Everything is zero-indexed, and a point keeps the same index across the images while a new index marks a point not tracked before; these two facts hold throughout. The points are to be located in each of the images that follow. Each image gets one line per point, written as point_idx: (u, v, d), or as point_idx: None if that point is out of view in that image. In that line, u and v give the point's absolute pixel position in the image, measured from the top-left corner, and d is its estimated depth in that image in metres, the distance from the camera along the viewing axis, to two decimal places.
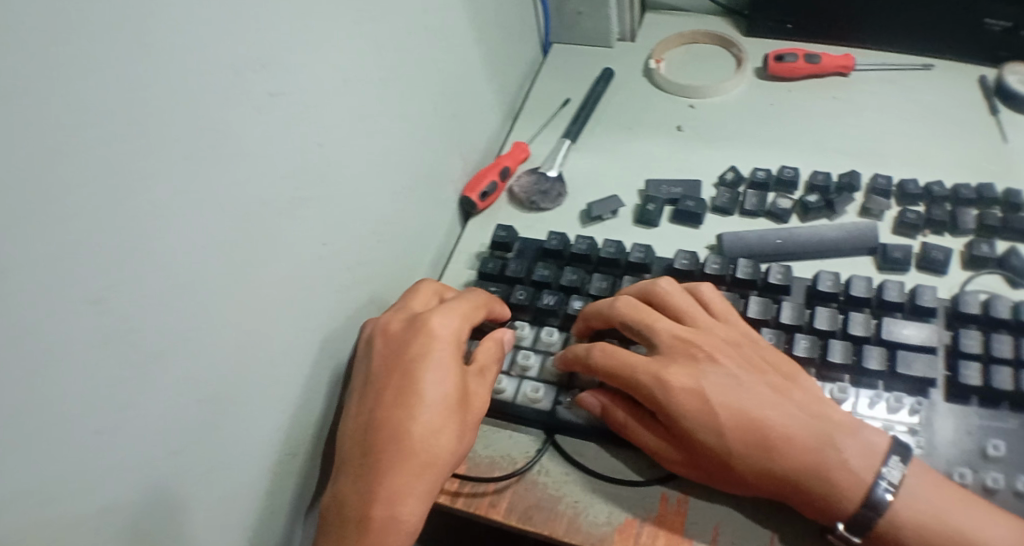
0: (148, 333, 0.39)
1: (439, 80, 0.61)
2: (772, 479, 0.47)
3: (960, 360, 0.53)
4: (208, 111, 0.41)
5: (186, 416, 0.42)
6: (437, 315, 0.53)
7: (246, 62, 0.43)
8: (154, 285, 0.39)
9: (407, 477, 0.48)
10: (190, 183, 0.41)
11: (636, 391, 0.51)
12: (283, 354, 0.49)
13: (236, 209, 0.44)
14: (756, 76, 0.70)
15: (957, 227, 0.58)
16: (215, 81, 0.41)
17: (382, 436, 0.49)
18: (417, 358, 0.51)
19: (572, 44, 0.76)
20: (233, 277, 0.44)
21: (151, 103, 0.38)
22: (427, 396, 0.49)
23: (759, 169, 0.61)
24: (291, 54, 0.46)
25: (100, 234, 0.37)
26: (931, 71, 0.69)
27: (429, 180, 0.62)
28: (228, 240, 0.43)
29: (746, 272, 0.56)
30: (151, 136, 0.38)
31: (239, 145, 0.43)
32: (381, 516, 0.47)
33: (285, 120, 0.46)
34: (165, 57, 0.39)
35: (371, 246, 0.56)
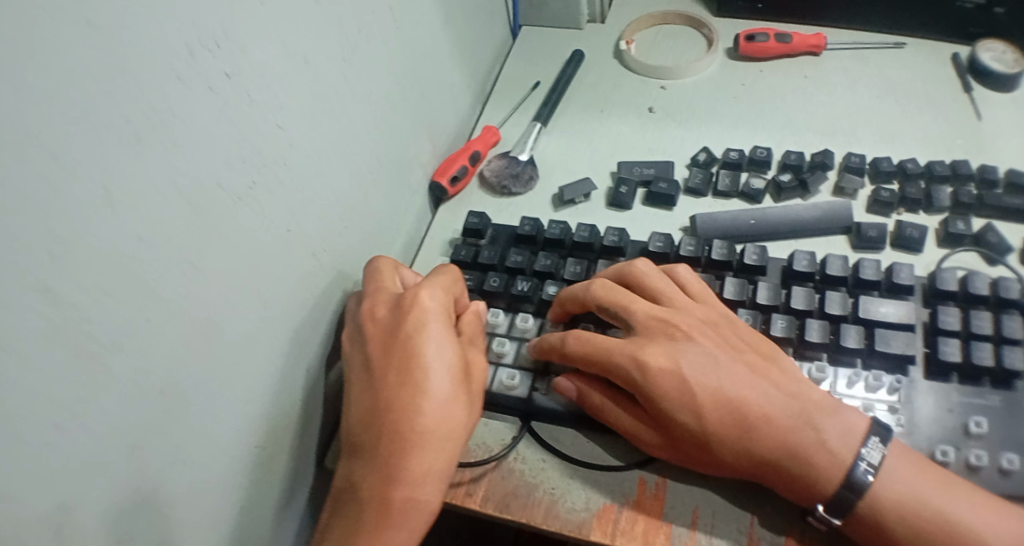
0: (100, 323, 0.37)
1: (405, 62, 0.59)
2: (753, 461, 0.46)
3: (939, 337, 0.52)
4: (158, 89, 0.39)
5: (147, 413, 0.41)
6: (421, 289, 0.51)
7: (199, 39, 0.41)
8: (104, 272, 0.37)
9: (426, 454, 0.46)
10: (144, 166, 0.39)
11: (613, 374, 0.50)
12: (247, 344, 0.47)
13: (192, 192, 0.42)
14: (728, 56, 0.69)
15: (932, 205, 0.58)
16: (166, 58, 0.39)
17: (393, 415, 0.47)
18: (410, 333, 0.48)
19: (541, 26, 0.75)
20: (191, 264, 0.42)
21: (99, 82, 0.36)
22: (428, 372, 0.47)
23: (732, 150, 0.60)
24: (247, 32, 0.44)
25: (45, 218, 0.35)
26: (902, 49, 0.69)
27: (397, 166, 0.60)
28: (186, 226, 0.42)
29: (721, 253, 0.55)
30: (100, 117, 0.36)
31: (195, 127, 0.41)
32: (403, 497, 0.46)
33: (242, 100, 0.44)
34: (111, 31, 0.36)
35: (337, 232, 0.54)
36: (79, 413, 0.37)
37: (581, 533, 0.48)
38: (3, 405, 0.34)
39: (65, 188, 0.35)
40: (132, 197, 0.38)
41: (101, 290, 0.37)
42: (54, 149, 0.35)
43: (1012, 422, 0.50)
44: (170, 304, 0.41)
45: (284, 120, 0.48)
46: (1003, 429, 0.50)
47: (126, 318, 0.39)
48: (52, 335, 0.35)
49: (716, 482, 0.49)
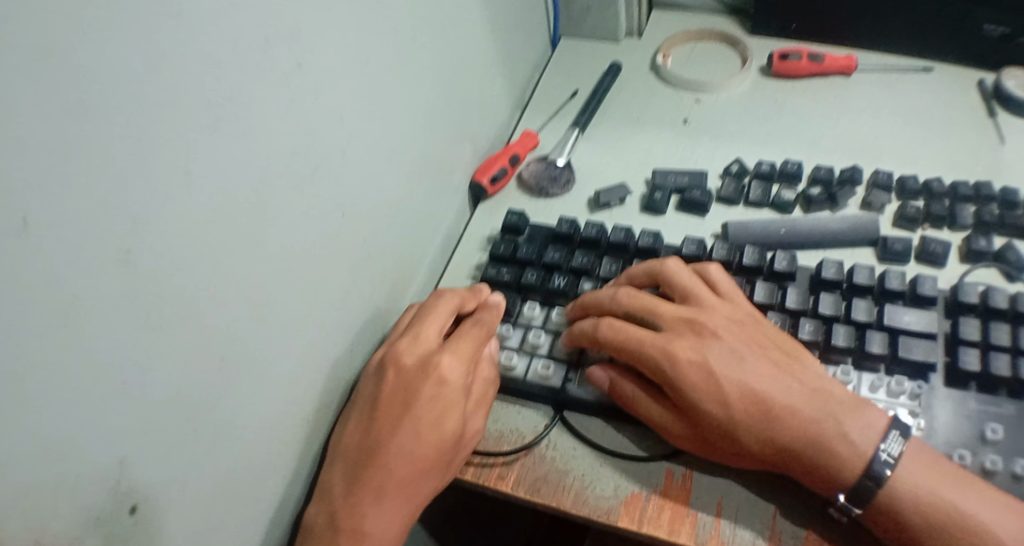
0: (176, 289, 0.39)
1: (450, 67, 0.62)
2: (776, 449, 0.48)
3: (959, 346, 0.55)
4: (235, 75, 0.42)
5: (209, 376, 0.42)
6: (449, 358, 0.52)
7: (276, 28, 0.44)
8: (183, 240, 0.40)
9: (398, 511, 0.49)
10: (220, 141, 0.41)
11: (645, 366, 0.52)
12: (300, 323, 0.49)
13: (260, 173, 0.44)
14: (761, 74, 0.71)
15: (955, 222, 0.60)
16: (245, 46, 0.42)
17: (388, 410, 0.51)
18: (420, 407, 0.51)
19: (580, 39, 0.77)
20: (256, 240, 0.44)
21: (187, 59, 0.39)
22: (424, 436, 0.50)
23: (764, 162, 0.62)
24: (317, 28, 0.47)
25: (138, 184, 0.37)
26: (930, 73, 0.71)
27: (439, 163, 0.63)
28: (252, 202, 0.44)
29: (752, 258, 0.57)
30: (187, 92, 0.39)
31: (265, 110, 0.44)
32: (372, 540, 0.48)
33: (308, 90, 0.47)
34: (201, 18, 0.39)
35: (384, 224, 0.57)
36: (151, 370, 0.39)
37: (609, 519, 0.50)
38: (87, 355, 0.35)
39: (154, 155, 0.37)
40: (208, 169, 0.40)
41: (176, 255, 0.39)
42: (147, 118, 0.37)
43: None
44: (234, 274, 0.43)
45: (343, 110, 0.51)
46: (1018, 436, 0.52)
47: (195, 284, 0.40)
48: (135, 293, 0.37)
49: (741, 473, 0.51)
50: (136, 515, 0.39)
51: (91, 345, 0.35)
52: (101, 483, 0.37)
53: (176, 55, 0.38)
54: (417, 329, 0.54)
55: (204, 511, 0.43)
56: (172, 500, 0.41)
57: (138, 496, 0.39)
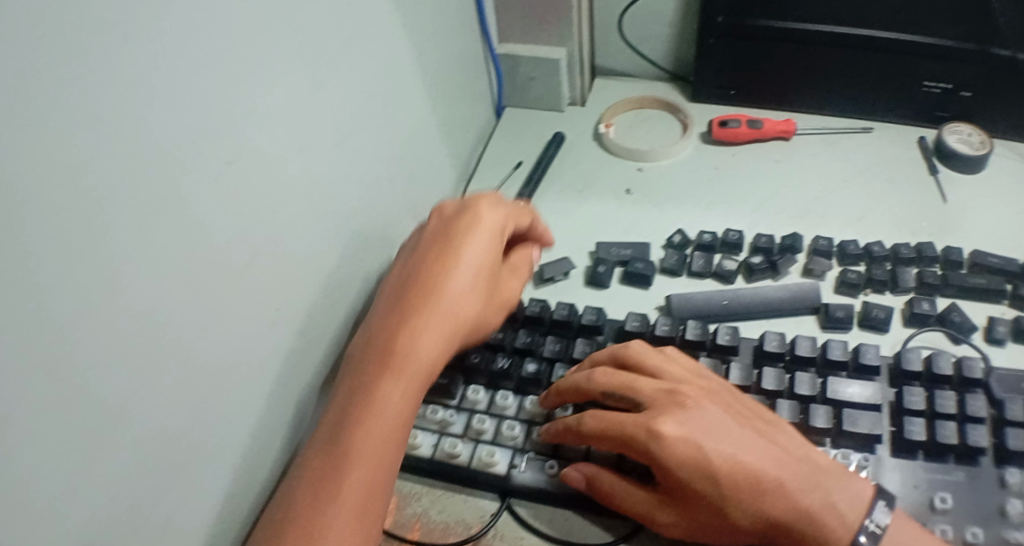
0: (107, 404, 0.37)
1: (393, 146, 0.62)
2: (771, 525, 0.47)
3: (905, 416, 0.54)
4: (175, 175, 0.40)
5: (144, 491, 0.41)
6: (454, 276, 0.53)
7: (215, 130, 0.42)
8: (117, 350, 0.37)
9: (357, 490, 0.46)
10: (161, 250, 0.39)
11: (630, 447, 0.50)
12: (235, 420, 0.48)
13: (200, 274, 0.42)
14: (702, 140, 0.72)
15: (897, 285, 0.60)
16: (185, 147, 0.40)
17: (417, 293, 0.53)
18: (411, 336, 0.51)
19: (522, 107, 0.79)
20: (191, 340, 0.43)
21: (131, 172, 0.37)
22: (403, 370, 0.50)
23: (705, 232, 0.63)
24: (251, 122, 0.46)
25: (63, 300, 0.34)
26: (870, 133, 0.73)
27: (381, 243, 0.63)
28: (195, 310, 0.42)
29: (695, 333, 0.56)
30: (133, 205, 0.37)
31: (208, 214, 0.42)
32: (326, 532, 0.44)
33: (244, 183, 0.46)
34: (134, 120, 0.37)
35: (322, 310, 0.56)
36: (86, 496, 0.37)
37: None
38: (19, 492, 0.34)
39: (95, 276, 0.36)
40: (150, 281, 0.39)
41: (115, 379, 0.38)
42: (88, 237, 0.35)
43: (977, 498, 0.51)
44: (179, 385, 0.42)
45: (281, 205, 0.50)
46: (967, 505, 0.51)
47: (133, 401, 0.39)
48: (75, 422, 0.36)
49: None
50: None
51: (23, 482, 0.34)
52: None
53: (122, 168, 0.36)
54: (422, 256, 0.55)
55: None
56: None
57: None
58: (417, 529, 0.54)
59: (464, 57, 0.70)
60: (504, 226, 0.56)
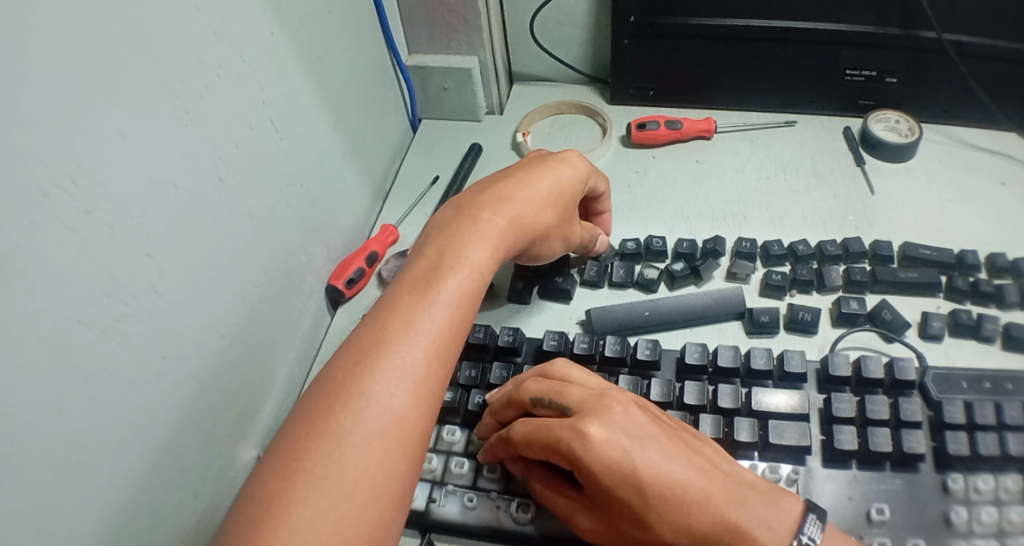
0: None
1: (289, 172, 0.59)
2: (693, 536, 0.47)
3: (834, 424, 0.52)
4: (2, 240, 0.38)
5: None
6: (521, 190, 0.54)
7: (51, 180, 0.40)
8: None
9: (411, 373, 0.45)
10: None
11: (559, 451, 0.48)
12: (118, 480, 0.45)
13: (46, 338, 0.40)
14: (622, 144, 0.69)
15: (824, 285, 0.58)
16: (15, 210, 0.38)
17: (468, 213, 0.52)
18: (467, 239, 0.51)
19: (439, 119, 0.76)
20: (43, 409, 0.40)
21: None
22: (461, 275, 0.49)
23: (629, 239, 0.60)
24: (107, 169, 0.43)
25: None
26: (792, 127, 0.70)
27: (289, 272, 0.60)
28: (41, 373, 0.40)
29: (614, 349, 0.54)
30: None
31: (48, 270, 0.40)
32: (375, 404, 0.43)
33: (107, 235, 0.43)
34: None
35: (220, 350, 0.53)
36: None
37: None
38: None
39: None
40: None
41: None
42: None
43: (913, 506, 0.50)
44: (32, 452, 0.40)
45: (154, 248, 0.47)
46: (903, 514, 0.50)
47: None
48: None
49: None
50: None
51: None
52: None
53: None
54: (477, 187, 0.55)
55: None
56: None
57: None
58: None
59: (365, 72, 0.67)
60: (587, 178, 0.57)
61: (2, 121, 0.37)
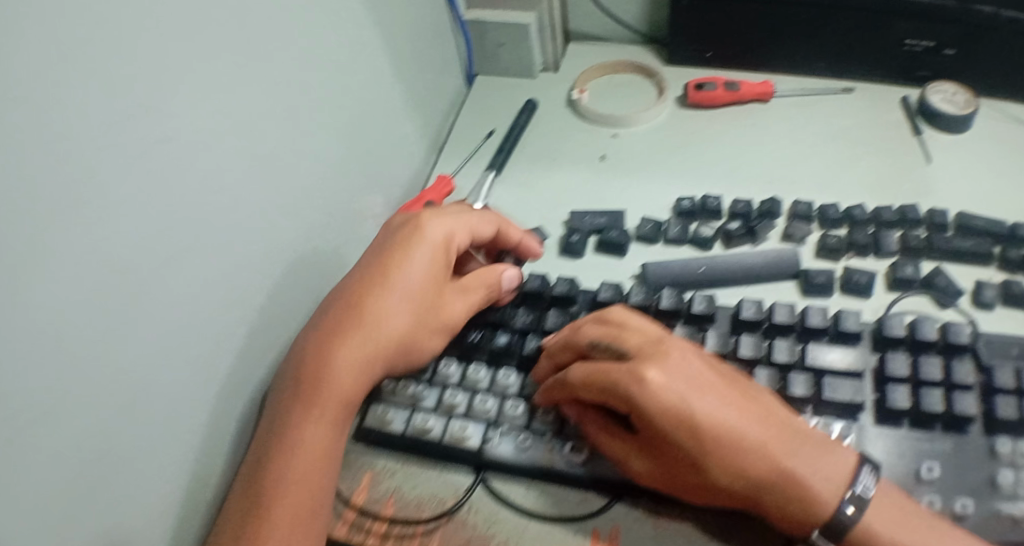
0: (32, 404, 0.35)
1: (349, 117, 0.59)
2: (747, 481, 0.48)
3: (888, 384, 0.53)
4: (93, 159, 0.37)
5: (81, 488, 0.39)
6: (398, 270, 0.54)
7: (142, 102, 0.40)
8: (38, 346, 0.35)
9: (331, 405, 0.50)
10: (81, 236, 0.37)
11: (616, 393, 0.50)
12: (191, 406, 0.45)
13: (132, 261, 0.40)
14: (678, 104, 0.70)
15: (880, 249, 0.58)
16: (107, 130, 0.38)
17: (381, 269, 0.54)
18: (385, 286, 0.53)
19: (492, 75, 0.76)
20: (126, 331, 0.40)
21: (29, 146, 0.34)
22: (364, 342, 0.52)
23: (684, 199, 0.61)
24: (189, 98, 0.43)
25: None
26: (851, 94, 0.70)
27: (346, 217, 0.60)
28: (128, 294, 0.40)
29: (670, 301, 0.55)
30: (42, 184, 0.35)
31: (134, 193, 0.40)
32: (305, 435, 0.49)
33: (187, 163, 0.43)
34: (47, 106, 0.35)
35: (285, 288, 0.54)
36: (22, 487, 0.35)
37: None
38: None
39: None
40: (76, 261, 0.37)
41: (51, 359, 0.36)
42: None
43: (963, 466, 0.51)
44: (119, 370, 0.40)
45: (229, 181, 0.47)
46: (953, 473, 0.50)
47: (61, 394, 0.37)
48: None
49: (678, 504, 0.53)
50: None
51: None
52: None
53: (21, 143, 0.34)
54: (377, 242, 0.57)
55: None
56: None
57: None
58: (390, 506, 0.54)
59: (426, 24, 0.67)
60: (474, 229, 0.57)
61: (98, 37, 0.37)
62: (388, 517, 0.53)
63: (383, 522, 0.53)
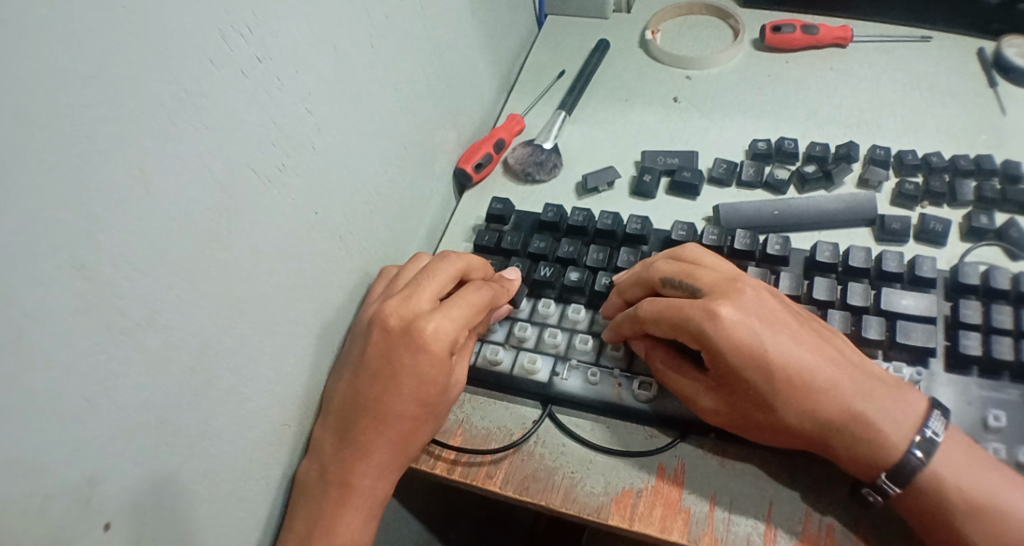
0: (132, 303, 0.38)
1: (431, 51, 0.59)
2: (818, 423, 0.47)
3: (959, 330, 0.52)
4: (187, 75, 0.39)
5: (180, 389, 0.41)
6: (408, 372, 0.49)
7: (230, 25, 0.41)
8: (136, 249, 0.37)
9: (381, 463, 0.50)
10: (175, 147, 0.39)
11: (687, 328, 0.49)
12: (278, 323, 0.47)
13: (222, 176, 0.42)
14: (754, 47, 0.71)
15: (955, 199, 0.57)
16: (201, 47, 0.39)
17: (387, 372, 0.49)
18: (421, 369, 0.49)
19: (567, 14, 0.77)
20: (217, 245, 0.42)
21: (125, 55, 0.36)
22: (387, 452, 0.50)
23: (760, 141, 0.62)
24: (277, 19, 0.44)
25: (79, 197, 0.35)
26: (929, 43, 0.69)
27: (424, 152, 0.61)
28: (217, 209, 0.42)
29: (744, 242, 0.55)
30: (127, 94, 0.36)
31: (225, 110, 0.41)
32: (361, 491, 0.49)
33: (273, 85, 0.44)
34: (144, 20, 0.37)
35: (365, 216, 0.55)
36: (114, 386, 0.37)
37: (599, 517, 0.50)
38: (30, 373, 0.34)
39: (85, 162, 0.35)
40: (171, 172, 0.39)
41: (137, 266, 0.38)
42: (94, 136, 0.35)
43: None
44: (204, 284, 0.41)
45: (313, 105, 0.48)
46: (1020, 423, 0.50)
47: (159, 298, 0.39)
48: (83, 308, 0.36)
49: (749, 444, 0.51)
50: (109, 532, 0.38)
51: (30, 365, 0.34)
52: (68, 503, 0.36)
53: (108, 53, 0.35)
54: (379, 322, 0.51)
55: (189, 531, 0.43)
56: (148, 515, 0.40)
57: (109, 513, 0.38)
58: (458, 436, 0.54)
59: None
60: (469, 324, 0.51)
61: None
62: (456, 445, 0.53)
63: (452, 450, 0.54)
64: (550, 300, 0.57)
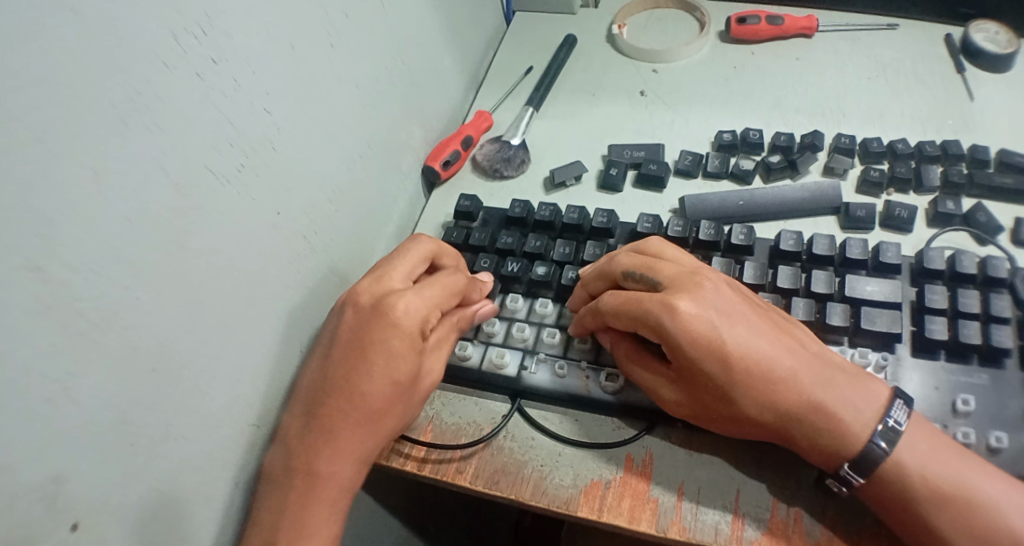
0: (87, 302, 0.38)
1: (393, 48, 0.60)
2: (778, 413, 0.47)
3: (926, 315, 0.52)
4: (139, 75, 0.39)
5: (138, 388, 0.41)
6: (377, 350, 0.49)
7: (183, 26, 0.41)
8: (91, 249, 0.38)
9: (342, 450, 0.49)
10: (127, 148, 0.39)
11: (646, 321, 0.49)
12: (242, 322, 0.48)
13: (179, 176, 0.42)
14: (720, 39, 0.71)
15: (921, 185, 0.57)
16: (152, 47, 0.40)
17: (356, 349, 0.49)
18: (395, 349, 0.49)
19: (534, 11, 0.78)
20: (176, 244, 0.42)
21: (74, 55, 0.36)
22: (353, 434, 0.49)
23: (725, 132, 0.62)
24: (231, 19, 0.44)
25: (29, 197, 0.35)
26: (895, 30, 0.69)
27: (390, 151, 0.61)
28: (175, 210, 0.42)
29: (708, 233, 0.56)
30: (75, 96, 0.36)
31: (180, 110, 0.42)
32: (326, 479, 0.49)
33: (230, 85, 0.45)
34: (93, 21, 0.37)
35: (329, 216, 0.55)
36: (73, 386, 0.38)
37: (568, 509, 0.50)
38: None
39: (30, 163, 0.35)
40: (124, 172, 0.39)
41: (91, 267, 0.38)
42: (42, 137, 0.35)
43: (1001, 400, 0.49)
44: (164, 285, 0.42)
45: (272, 105, 0.48)
46: (989, 407, 0.49)
47: (115, 298, 0.39)
48: (35, 309, 0.36)
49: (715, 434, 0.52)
50: (77, 531, 0.39)
51: None
52: (30, 503, 0.36)
53: (54, 56, 0.36)
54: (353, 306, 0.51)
55: (156, 529, 0.43)
56: (113, 514, 0.41)
57: (77, 512, 0.39)
58: (428, 432, 0.54)
59: None
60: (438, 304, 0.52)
61: None
62: (427, 442, 0.54)
63: (422, 448, 0.54)
64: (520, 295, 0.57)
